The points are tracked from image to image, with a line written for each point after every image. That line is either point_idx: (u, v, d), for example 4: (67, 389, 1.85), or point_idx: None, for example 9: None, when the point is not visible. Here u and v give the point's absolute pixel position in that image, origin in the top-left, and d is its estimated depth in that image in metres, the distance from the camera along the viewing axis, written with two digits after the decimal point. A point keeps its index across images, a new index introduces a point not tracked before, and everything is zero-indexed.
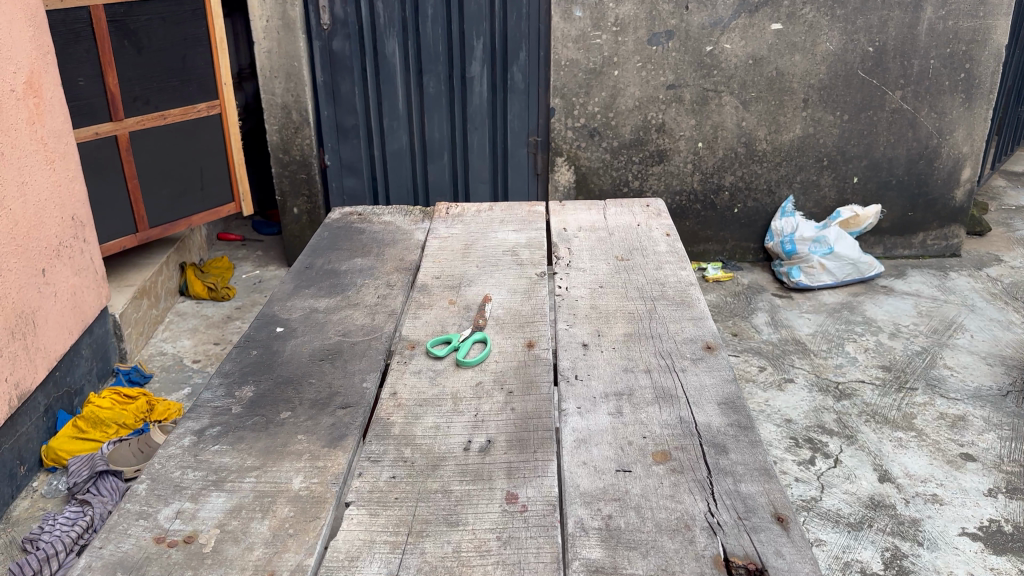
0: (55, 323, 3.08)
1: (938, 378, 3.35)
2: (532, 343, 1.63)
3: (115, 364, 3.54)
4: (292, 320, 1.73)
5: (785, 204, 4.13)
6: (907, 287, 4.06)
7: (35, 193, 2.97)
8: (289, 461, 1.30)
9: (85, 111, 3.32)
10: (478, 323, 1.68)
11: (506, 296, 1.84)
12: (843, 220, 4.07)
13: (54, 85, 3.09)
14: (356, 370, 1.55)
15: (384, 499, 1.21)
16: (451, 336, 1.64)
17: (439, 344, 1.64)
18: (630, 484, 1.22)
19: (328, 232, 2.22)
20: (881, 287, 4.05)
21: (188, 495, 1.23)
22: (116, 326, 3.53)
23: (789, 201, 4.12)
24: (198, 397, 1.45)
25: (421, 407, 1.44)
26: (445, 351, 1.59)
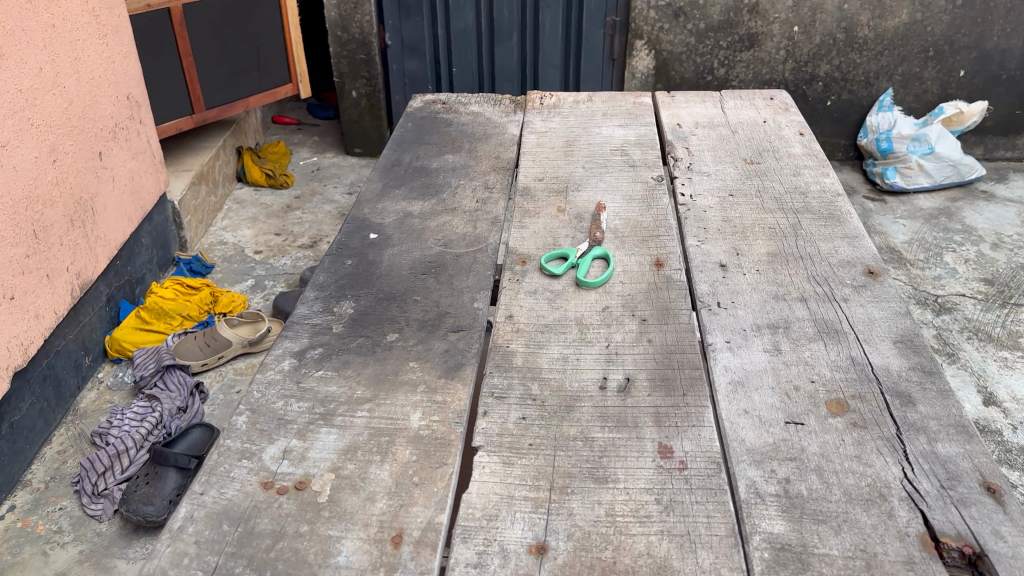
0: (114, 210, 2.95)
1: None
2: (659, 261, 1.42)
3: (175, 253, 3.42)
4: (386, 225, 1.54)
5: (882, 98, 3.77)
6: (1010, 193, 3.71)
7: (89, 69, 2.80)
8: (403, 393, 1.15)
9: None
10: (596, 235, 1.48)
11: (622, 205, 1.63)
12: (948, 117, 3.70)
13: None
14: (464, 287, 1.37)
15: (518, 445, 1.06)
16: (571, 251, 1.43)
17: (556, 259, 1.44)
18: (805, 440, 1.06)
19: (411, 123, 2.00)
20: (981, 192, 3.72)
21: (294, 432, 1.09)
22: (175, 213, 3.39)
23: (887, 94, 3.77)
24: (294, 314, 1.29)
25: (542, 334, 1.26)
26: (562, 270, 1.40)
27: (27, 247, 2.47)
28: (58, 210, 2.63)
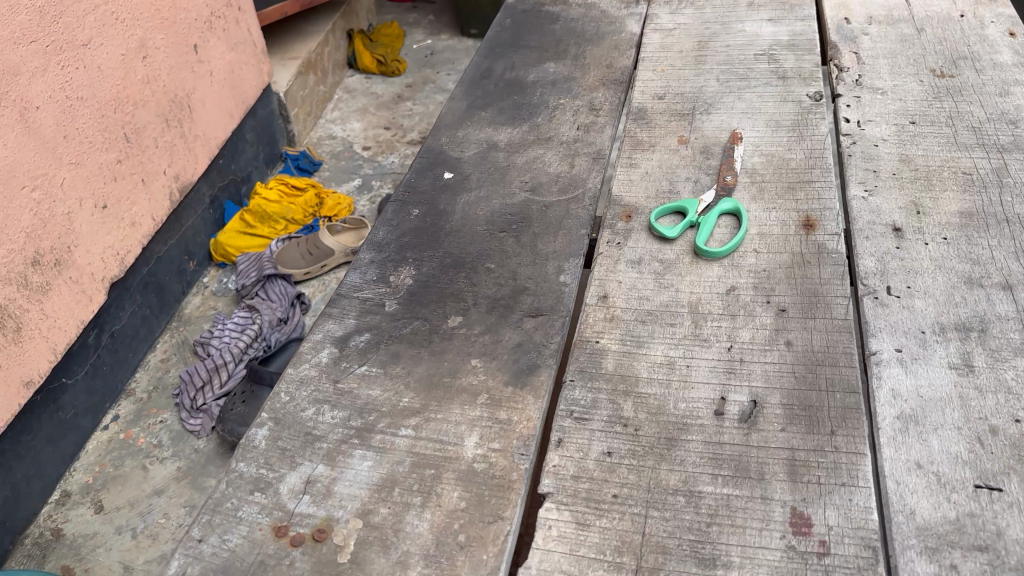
0: (212, 107, 2.77)
1: None
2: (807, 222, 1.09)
3: (283, 149, 3.25)
4: (464, 162, 1.28)
5: None
6: None
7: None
8: (459, 406, 0.91)
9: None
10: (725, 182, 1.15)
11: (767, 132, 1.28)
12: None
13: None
14: (550, 253, 1.09)
15: (598, 497, 0.81)
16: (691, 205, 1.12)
17: (670, 215, 1.14)
18: (1004, 517, 0.75)
19: (510, 20, 1.68)
20: None
21: (322, 454, 0.87)
22: (281, 106, 3.19)
23: None
24: (343, 285, 1.07)
25: (643, 326, 0.98)
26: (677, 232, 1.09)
27: (118, 152, 2.32)
28: (151, 111, 2.45)
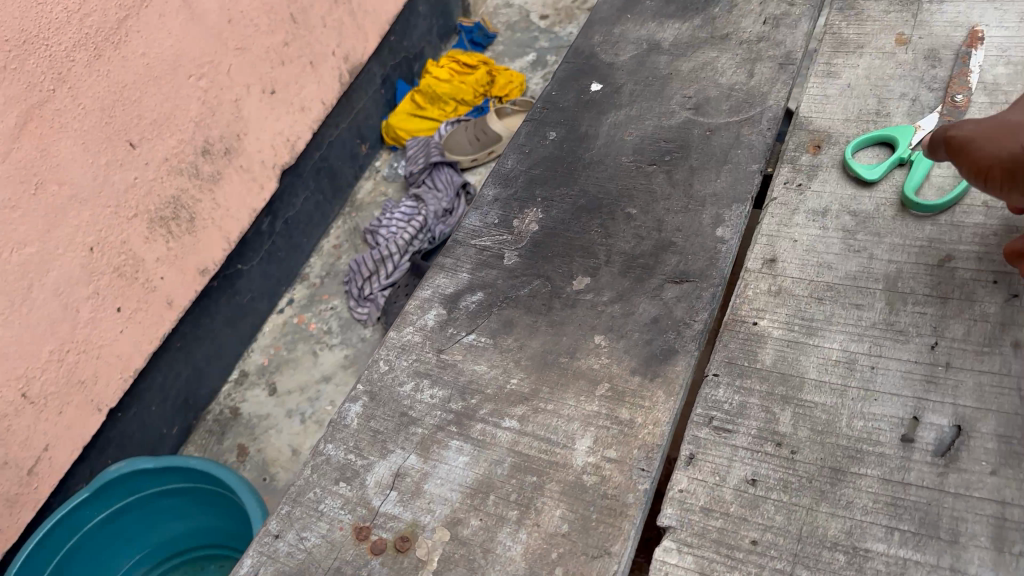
0: None
1: None
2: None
3: (459, 22, 3.08)
4: (618, 69, 1.08)
5: None
6: None
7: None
8: (573, 396, 0.76)
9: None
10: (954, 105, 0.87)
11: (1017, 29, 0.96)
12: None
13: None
14: (709, 196, 0.89)
15: (732, 542, 0.64)
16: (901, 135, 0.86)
17: (873, 148, 0.88)
18: None
19: None
20: None
21: (416, 442, 0.76)
22: None
23: None
24: (460, 230, 0.93)
25: (818, 306, 0.77)
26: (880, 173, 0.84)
27: (286, 32, 1.81)
28: None
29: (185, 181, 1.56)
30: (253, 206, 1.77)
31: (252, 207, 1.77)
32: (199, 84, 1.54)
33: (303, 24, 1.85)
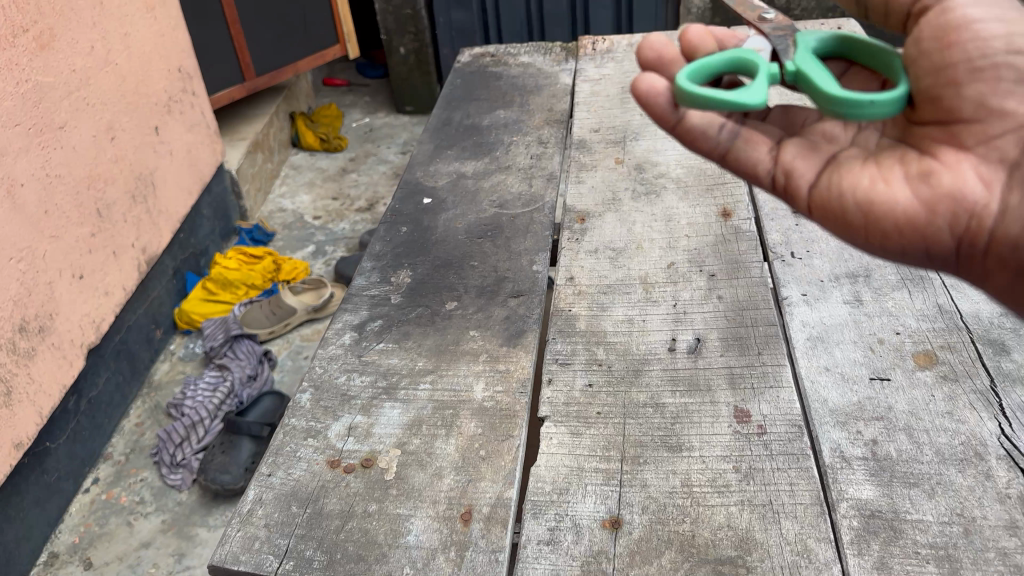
0: (175, 185, 2.45)
1: None
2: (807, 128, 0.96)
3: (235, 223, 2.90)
4: (439, 188, 1.49)
5: None
6: None
7: (145, 16, 2.30)
8: (465, 363, 1.11)
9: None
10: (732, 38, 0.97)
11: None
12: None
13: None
14: (522, 250, 1.32)
15: (586, 414, 1.02)
16: (742, 53, 0.87)
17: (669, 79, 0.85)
18: (892, 398, 0.97)
19: (459, 77, 1.87)
20: None
21: (359, 407, 1.07)
22: (233, 182, 2.84)
23: None
24: (353, 287, 1.27)
25: (606, 295, 1.21)
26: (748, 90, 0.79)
27: (92, 226, 2.03)
28: (118, 187, 2.15)
29: (3, 356, 1.67)
30: (62, 382, 1.87)
31: (62, 383, 1.87)
32: (19, 266, 1.74)
33: (108, 219, 2.09)
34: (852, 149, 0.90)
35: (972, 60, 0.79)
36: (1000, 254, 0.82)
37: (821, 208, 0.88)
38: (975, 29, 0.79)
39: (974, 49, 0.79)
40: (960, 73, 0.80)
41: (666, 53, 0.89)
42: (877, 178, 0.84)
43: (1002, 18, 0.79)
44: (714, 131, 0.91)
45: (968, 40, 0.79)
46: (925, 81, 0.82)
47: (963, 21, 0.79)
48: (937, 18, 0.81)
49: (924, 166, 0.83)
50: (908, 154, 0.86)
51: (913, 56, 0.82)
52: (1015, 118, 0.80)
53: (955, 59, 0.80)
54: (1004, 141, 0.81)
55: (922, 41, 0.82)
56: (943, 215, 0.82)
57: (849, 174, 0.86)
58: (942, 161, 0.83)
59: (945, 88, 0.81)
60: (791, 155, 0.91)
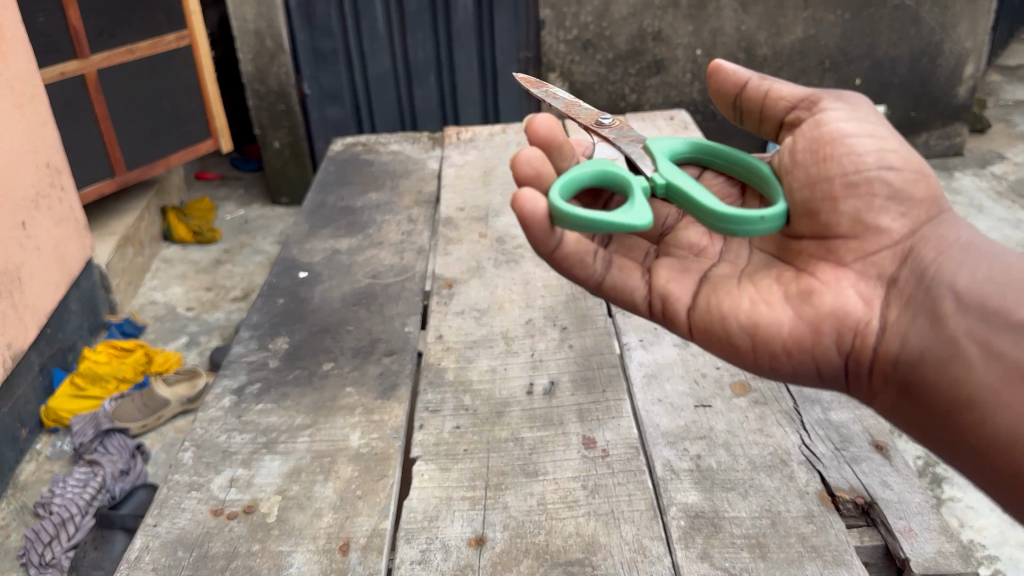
0: (42, 281, 2.39)
1: None
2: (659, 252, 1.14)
3: (105, 317, 2.83)
4: (314, 262, 1.59)
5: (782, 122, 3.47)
6: None
7: (15, 114, 2.32)
8: (341, 417, 1.21)
9: (64, 35, 2.60)
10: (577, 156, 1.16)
11: (529, 79, 1.37)
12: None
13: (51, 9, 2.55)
14: (394, 314, 1.43)
15: (454, 451, 1.13)
16: (607, 167, 1.04)
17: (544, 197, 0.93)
18: (713, 421, 1.14)
19: (333, 165, 2.00)
20: None
21: (240, 461, 1.15)
22: (104, 278, 2.81)
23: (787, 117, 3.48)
24: (231, 354, 1.35)
25: (472, 349, 1.33)
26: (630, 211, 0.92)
27: None
28: None
29: None
30: None
31: None
32: None
33: None
34: (721, 273, 1.05)
35: (848, 173, 0.95)
36: (881, 371, 0.92)
37: (705, 328, 1.00)
38: (849, 144, 0.96)
39: (850, 162, 0.95)
40: (837, 188, 0.95)
41: (541, 170, 1.01)
42: (758, 302, 0.97)
43: (869, 135, 0.97)
44: (592, 261, 1.01)
45: (844, 154, 0.96)
46: (807, 192, 0.98)
47: (837, 136, 0.97)
48: (814, 131, 1.00)
49: (806, 284, 0.96)
50: (792, 274, 0.99)
51: (800, 164, 1.00)
52: (885, 237, 0.94)
53: (833, 172, 0.96)
54: (878, 259, 0.95)
55: (806, 153, 0.99)
56: (829, 333, 0.93)
57: (729, 298, 0.99)
58: (820, 280, 0.95)
59: (822, 201, 0.96)
60: (660, 283, 1.05)
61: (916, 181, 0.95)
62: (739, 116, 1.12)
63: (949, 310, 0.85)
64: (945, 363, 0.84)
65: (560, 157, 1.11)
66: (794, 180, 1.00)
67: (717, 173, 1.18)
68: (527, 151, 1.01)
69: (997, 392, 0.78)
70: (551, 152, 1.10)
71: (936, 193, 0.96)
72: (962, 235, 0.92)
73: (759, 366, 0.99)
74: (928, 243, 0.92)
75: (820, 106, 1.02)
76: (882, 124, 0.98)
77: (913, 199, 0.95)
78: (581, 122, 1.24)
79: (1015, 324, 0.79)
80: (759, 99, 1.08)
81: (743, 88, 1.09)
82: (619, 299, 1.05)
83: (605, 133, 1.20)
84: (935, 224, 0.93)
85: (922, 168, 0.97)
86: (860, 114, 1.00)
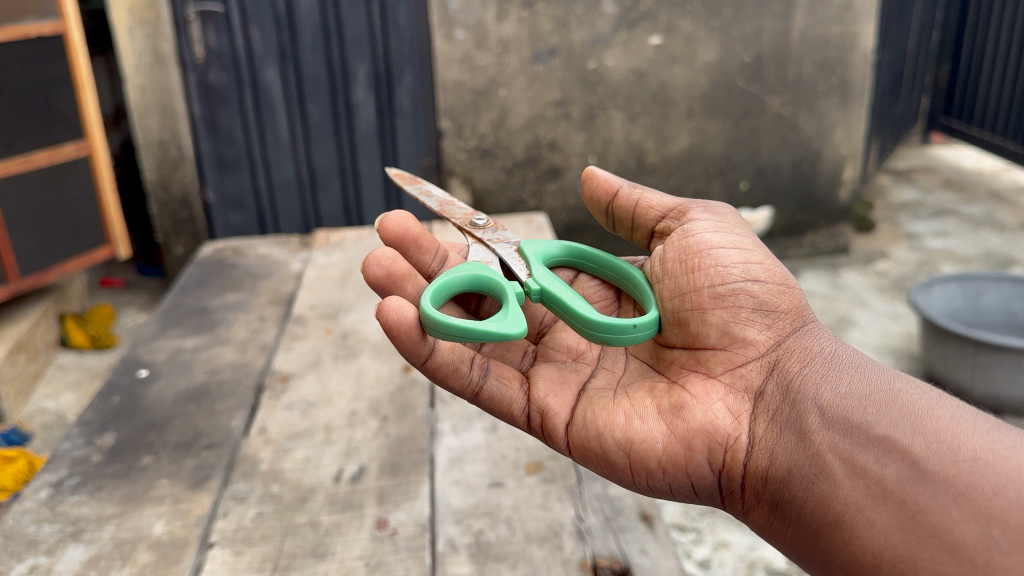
0: None
1: None
2: (537, 353, 1.16)
3: None
4: (156, 362, 1.66)
5: None
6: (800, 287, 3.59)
7: None
8: (150, 506, 1.24)
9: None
10: (442, 251, 1.18)
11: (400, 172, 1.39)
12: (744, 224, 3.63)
13: None
14: (222, 409, 1.49)
15: (250, 537, 1.17)
16: (480, 274, 1.08)
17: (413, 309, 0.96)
18: (501, 497, 1.23)
19: (199, 269, 2.10)
20: None
21: (43, 550, 1.16)
22: None
23: None
24: (55, 449, 1.38)
25: (292, 440, 1.38)
26: (503, 319, 0.96)
27: None
28: None
29: None
30: None
31: None
32: None
33: None
34: (600, 382, 1.10)
35: (714, 285, 1.04)
36: (753, 487, 0.97)
37: (583, 444, 1.02)
38: (715, 256, 1.05)
39: (717, 273, 1.04)
40: (705, 299, 1.04)
41: (393, 269, 1.03)
42: (632, 416, 1.01)
43: (735, 247, 1.07)
44: (467, 369, 1.01)
45: (711, 266, 1.05)
46: (677, 302, 1.06)
47: (704, 247, 1.07)
48: (682, 238, 1.09)
49: (679, 397, 1.01)
50: (665, 387, 1.05)
51: (671, 274, 1.08)
52: (753, 348, 1.03)
53: (701, 283, 1.04)
54: (745, 371, 1.02)
55: (675, 263, 1.08)
56: (701, 450, 0.97)
57: (604, 412, 1.02)
58: (691, 393, 1.01)
59: (693, 310, 1.05)
60: (539, 395, 1.06)
61: (781, 292, 1.05)
62: (613, 222, 1.23)
63: (815, 426, 0.92)
64: (813, 479, 0.90)
65: (416, 251, 1.15)
66: (665, 289, 1.09)
67: (592, 277, 1.27)
68: (383, 251, 1.03)
69: (864, 509, 0.85)
70: (407, 245, 1.14)
71: (799, 305, 1.05)
72: (825, 346, 1.01)
73: (635, 483, 1.02)
74: (793, 356, 1.01)
75: (688, 216, 1.13)
76: (747, 236, 1.08)
77: (779, 309, 1.04)
78: (455, 223, 1.27)
79: (879, 443, 0.87)
80: (630, 207, 1.19)
81: (615, 196, 1.21)
82: (496, 409, 1.05)
83: (479, 234, 1.26)
84: (800, 336, 1.03)
85: (785, 280, 1.06)
86: (727, 222, 1.11)
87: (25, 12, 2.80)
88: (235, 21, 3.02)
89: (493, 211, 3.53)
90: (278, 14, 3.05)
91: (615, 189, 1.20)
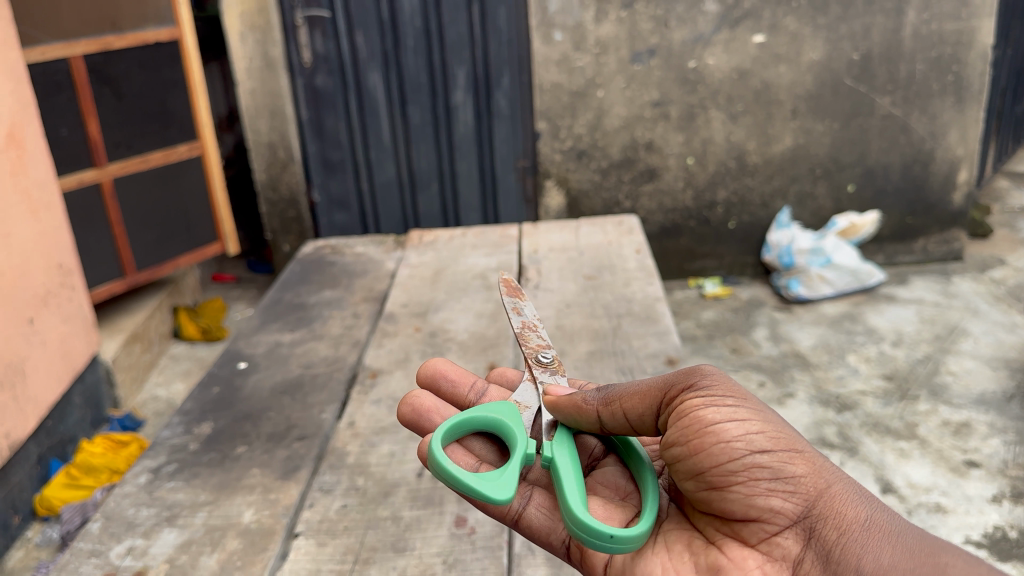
0: (47, 374, 2.39)
1: (940, 386, 2.77)
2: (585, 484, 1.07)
3: (108, 412, 2.85)
4: (255, 355, 1.72)
5: (780, 216, 3.53)
6: (910, 294, 3.43)
7: (30, 220, 2.38)
8: (241, 495, 1.29)
9: (82, 147, 2.85)
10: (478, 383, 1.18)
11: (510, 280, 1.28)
12: (841, 229, 3.51)
13: (74, 123, 2.81)
14: (315, 402, 1.53)
15: (333, 529, 1.20)
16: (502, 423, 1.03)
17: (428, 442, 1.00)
18: None
19: (299, 267, 2.18)
20: (883, 296, 3.42)
21: (140, 532, 1.22)
22: (108, 374, 2.88)
23: (784, 212, 3.53)
24: (156, 437, 1.45)
25: (378, 435, 1.41)
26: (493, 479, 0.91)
27: None
28: None
29: None
30: None
31: None
32: None
33: None
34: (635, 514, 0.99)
35: (722, 467, 0.85)
36: None
37: None
38: (713, 434, 0.85)
39: (721, 451, 0.84)
40: (717, 481, 0.86)
41: (418, 405, 1.08)
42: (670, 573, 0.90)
43: (732, 418, 0.86)
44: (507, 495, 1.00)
45: (713, 442, 0.85)
46: (692, 481, 0.89)
47: (700, 426, 0.86)
48: (678, 423, 0.88)
49: (713, 559, 0.88)
50: (702, 543, 0.91)
51: (677, 455, 0.89)
52: (784, 517, 0.86)
53: (709, 467, 0.86)
54: (781, 537, 0.87)
55: (677, 442, 0.89)
56: None
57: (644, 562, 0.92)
58: (728, 556, 0.88)
59: (708, 490, 0.88)
60: None
61: (796, 456, 0.86)
62: (615, 433, 1.01)
63: None
64: None
65: (452, 385, 1.16)
66: (677, 467, 0.90)
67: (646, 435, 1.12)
68: (424, 392, 1.10)
69: None
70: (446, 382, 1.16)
71: (817, 464, 0.87)
72: (860, 506, 0.85)
73: None
74: (828, 521, 0.85)
75: (680, 396, 0.91)
76: (743, 402, 0.87)
77: (799, 475, 0.86)
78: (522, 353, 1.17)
79: None
80: (620, 423, 0.98)
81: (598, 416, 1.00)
82: (536, 536, 1.01)
83: (538, 373, 1.14)
84: (831, 499, 0.85)
85: (796, 440, 0.87)
86: (720, 390, 0.89)
87: (146, 20, 2.96)
88: (341, 26, 3.12)
89: (588, 211, 3.52)
90: (382, 20, 3.13)
91: (592, 411, 1.00)
